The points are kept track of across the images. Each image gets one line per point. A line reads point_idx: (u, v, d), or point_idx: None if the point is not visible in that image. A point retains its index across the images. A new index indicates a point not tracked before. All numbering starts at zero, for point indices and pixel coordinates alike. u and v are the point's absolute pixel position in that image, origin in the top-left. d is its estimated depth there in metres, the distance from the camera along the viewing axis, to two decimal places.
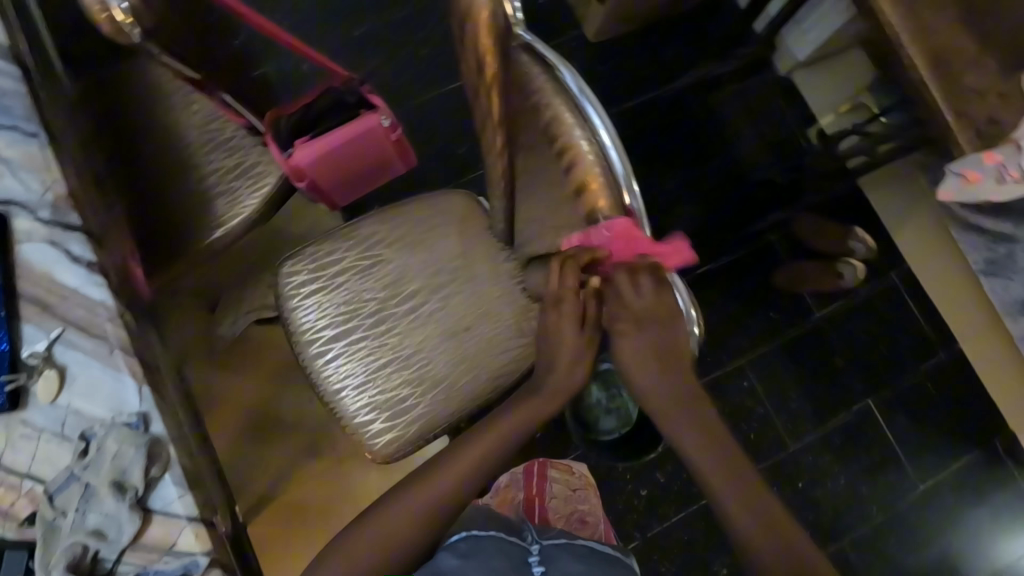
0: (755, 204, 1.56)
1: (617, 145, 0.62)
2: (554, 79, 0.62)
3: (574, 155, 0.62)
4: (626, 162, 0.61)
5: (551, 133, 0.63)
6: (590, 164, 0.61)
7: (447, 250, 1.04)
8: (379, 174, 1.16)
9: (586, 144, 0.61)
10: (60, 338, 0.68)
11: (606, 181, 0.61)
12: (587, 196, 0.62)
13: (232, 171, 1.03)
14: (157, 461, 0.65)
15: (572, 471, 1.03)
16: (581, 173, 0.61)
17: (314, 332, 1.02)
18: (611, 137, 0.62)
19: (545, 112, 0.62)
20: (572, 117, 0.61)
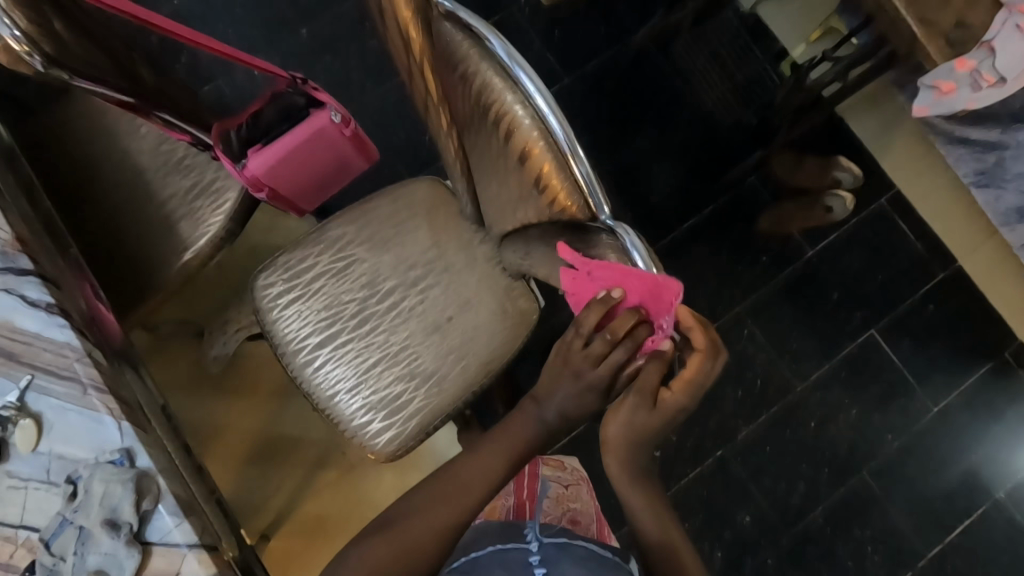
0: (732, 147, 1.54)
1: (555, 107, 0.56)
2: (479, 44, 0.58)
3: (512, 123, 0.59)
4: (566, 126, 0.56)
5: (487, 103, 0.60)
6: (528, 130, 0.57)
7: (418, 241, 1.02)
8: (343, 174, 1.14)
9: (522, 110, 0.57)
10: (32, 386, 0.66)
11: (548, 147, 0.57)
12: (533, 162, 0.59)
13: (191, 192, 1.00)
14: (148, 495, 0.64)
15: (565, 465, 0.91)
16: (522, 141, 0.58)
17: (299, 342, 1.01)
18: (549, 100, 0.56)
19: (476, 81, 0.59)
20: (502, 83, 0.57)
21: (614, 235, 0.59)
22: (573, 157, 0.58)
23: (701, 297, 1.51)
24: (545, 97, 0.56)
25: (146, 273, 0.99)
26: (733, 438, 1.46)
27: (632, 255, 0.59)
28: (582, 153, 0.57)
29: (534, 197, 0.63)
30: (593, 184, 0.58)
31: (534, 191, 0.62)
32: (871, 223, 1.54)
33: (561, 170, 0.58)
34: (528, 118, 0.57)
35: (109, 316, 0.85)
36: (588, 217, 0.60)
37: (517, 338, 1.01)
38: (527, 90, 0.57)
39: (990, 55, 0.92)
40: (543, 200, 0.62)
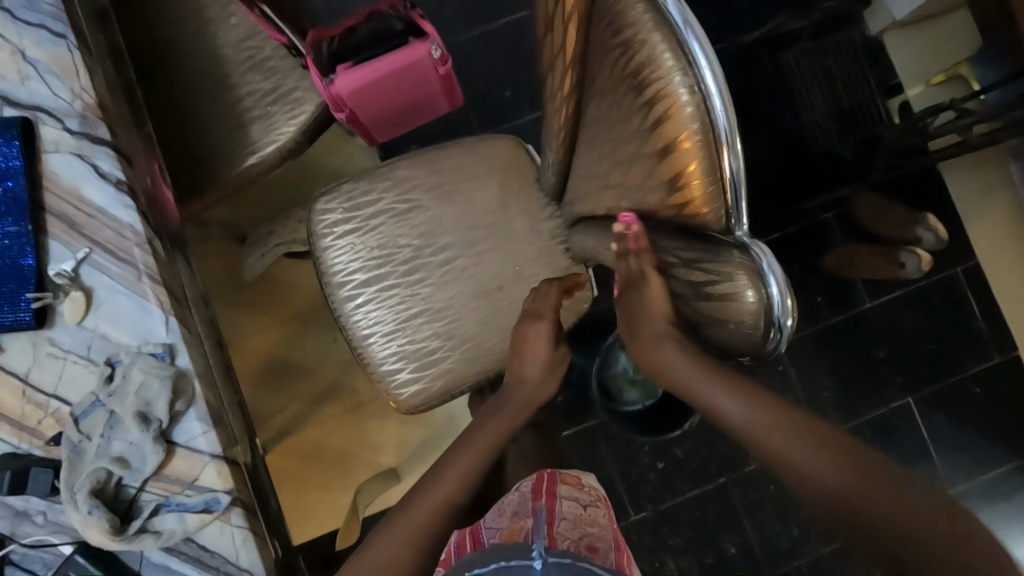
0: (822, 180, 1.44)
1: (725, 93, 0.50)
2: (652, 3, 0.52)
3: (669, 107, 0.52)
4: (732, 116, 0.50)
5: (644, 74, 0.54)
6: (688, 120, 0.51)
7: (487, 201, 0.99)
8: (421, 113, 1.09)
9: (687, 95, 0.51)
10: (87, 260, 0.65)
11: (703, 143, 0.51)
12: (677, 157, 0.54)
13: (269, 94, 0.96)
14: (182, 396, 0.63)
15: (582, 484, 0.75)
16: (675, 130, 0.52)
17: (345, 275, 0.98)
18: (720, 84, 0.50)
19: (641, 50, 0.53)
20: (672, 58, 0.51)
21: (749, 254, 0.52)
22: (724, 165, 0.52)
23: None
24: (716, 85, 0.50)
25: (208, 167, 0.96)
26: (740, 468, 1.43)
27: (768, 279, 0.51)
28: (740, 149, 0.51)
29: (660, 190, 0.58)
30: (738, 185, 0.52)
31: (663, 184, 0.57)
32: (939, 290, 1.46)
33: (699, 170, 0.53)
34: (690, 104, 0.51)
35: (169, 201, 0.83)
36: (720, 228, 0.55)
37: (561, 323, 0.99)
38: (698, 67, 0.51)
39: None
40: (674, 196, 0.56)
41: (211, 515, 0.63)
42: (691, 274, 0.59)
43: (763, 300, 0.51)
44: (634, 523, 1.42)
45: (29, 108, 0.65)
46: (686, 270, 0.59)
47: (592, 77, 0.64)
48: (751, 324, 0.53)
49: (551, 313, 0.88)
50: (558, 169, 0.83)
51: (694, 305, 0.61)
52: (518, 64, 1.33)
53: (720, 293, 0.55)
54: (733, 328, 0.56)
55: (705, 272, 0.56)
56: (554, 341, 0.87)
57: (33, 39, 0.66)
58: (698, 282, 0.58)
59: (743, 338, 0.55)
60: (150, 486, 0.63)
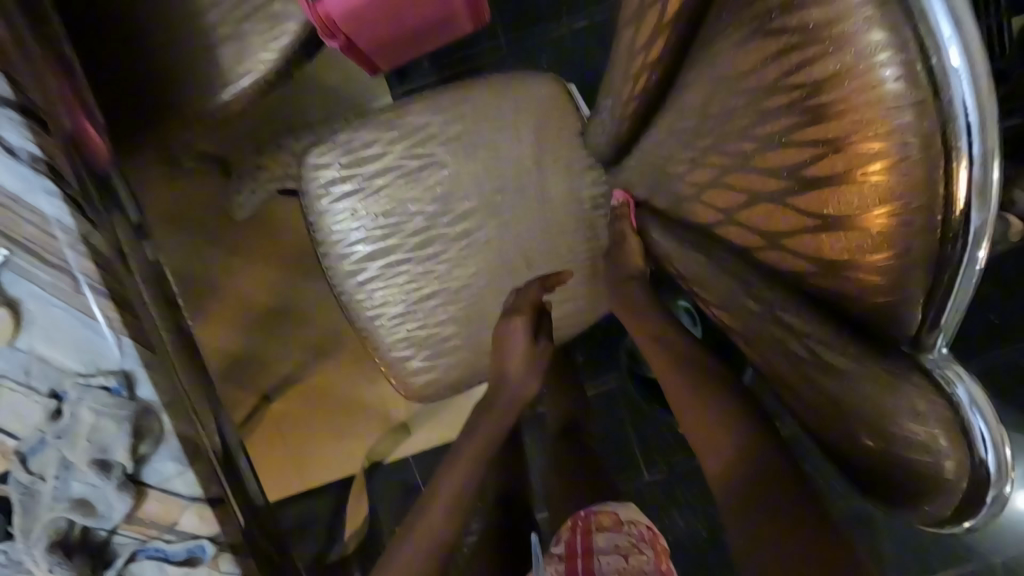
0: None
1: (986, 83, 0.27)
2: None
3: (844, 114, 0.33)
4: (993, 138, 0.28)
5: (801, 64, 0.35)
6: (899, 175, 0.31)
7: (518, 159, 0.80)
8: (440, 33, 0.85)
9: (905, 117, 0.30)
10: (8, 264, 0.50)
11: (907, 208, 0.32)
12: (862, 236, 0.35)
13: (239, 8, 0.74)
14: (148, 437, 0.52)
15: (620, 522, 0.65)
16: (857, 197, 0.34)
17: (346, 246, 0.82)
18: (972, 69, 0.27)
19: (808, 16, 0.33)
20: (882, 39, 0.29)
21: (932, 381, 0.33)
22: (956, 228, 0.30)
23: None
24: (973, 91, 0.27)
25: (168, 103, 0.76)
26: None
27: (970, 420, 0.32)
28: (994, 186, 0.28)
29: (805, 263, 0.40)
30: (971, 250, 0.30)
31: (818, 262, 0.39)
32: None
33: (897, 241, 0.33)
34: (915, 138, 0.30)
35: (98, 141, 0.62)
36: (900, 329, 0.35)
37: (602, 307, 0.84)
38: (938, 39, 0.28)
39: None
40: (835, 281, 0.38)
41: (199, 561, 0.56)
42: (823, 381, 0.41)
43: (960, 450, 0.33)
44: (647, 485, 1.34)
45: None
46: (822, 377, 0.41)
47: (701, 37, 0.45)
48: (937, 467, 0.35)
49: (529, 306, 0.75)
50: (617, 136, 0.64)
51: (828, 419, 0.43)
52: None
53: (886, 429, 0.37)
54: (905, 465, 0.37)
55: (857, 391, 0.38)
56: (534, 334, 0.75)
57: None
58: (833, 394, 0.40)
59: (916, 480, 0.37)
60: (123, 530, 0.54)
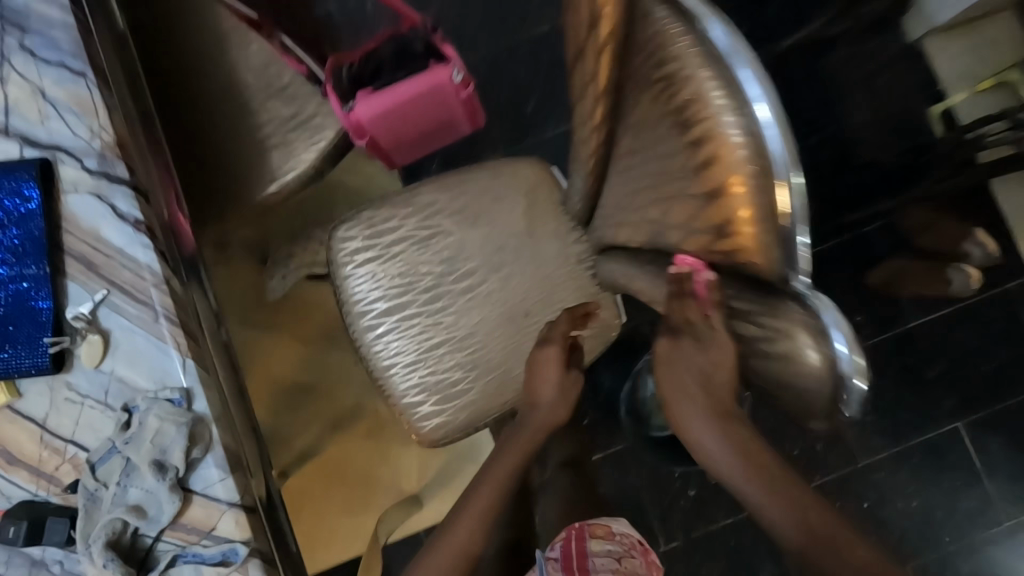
0: (863, 192, 1.39)
1: (780, 122, 0.46)
2: (698, 36, 0.50)
3: (713, 137, 0.49)
4: (790, 150, 0.46)
5: (688, 114, 0.51)
6: (740, 162, 0.48)
7: (512, 226, 0.95)
8: (443, 136, 1.06)
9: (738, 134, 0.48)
10: (105, 301, 0.63)
11: (759, 187, 0.47)
12: (725, 203, 0.50)
13: (289, 122, 0.94)
14: (199, 443, 0.61)
15: (613, 532, 0.70)
16: (725, 173, 0.49)
17: (366, 304, 0.95)
18: (774, 114, 0.46)
19: (684, 84, 0.51)
20: (722, 95, 0.48)
21: (806, 306, 0.47)
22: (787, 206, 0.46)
23: None
24: (773, 121, 0.46)
25: (228, 194, 0.94)
26: None
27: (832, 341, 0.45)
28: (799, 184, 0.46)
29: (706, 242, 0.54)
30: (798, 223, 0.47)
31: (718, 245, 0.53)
32: (987, 304, 1.39)
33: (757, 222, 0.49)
34: (748, 151, 0.47)
35: (184, 230, 0.80)
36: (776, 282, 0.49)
37: (594, 349, 0.94)
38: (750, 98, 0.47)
39: None
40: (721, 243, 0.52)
41: (229, 566, 0.61)
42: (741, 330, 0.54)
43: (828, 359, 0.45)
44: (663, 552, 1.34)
45: (49, 148, 0.64)
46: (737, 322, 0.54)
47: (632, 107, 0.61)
48: (817, 386, 0.46)
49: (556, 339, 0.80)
50: (587, 195, 0.79)
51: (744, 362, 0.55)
52: (544, 78, 1.30)
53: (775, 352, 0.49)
54: (796, 390, 0.49)
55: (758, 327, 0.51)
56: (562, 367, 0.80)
57: (53, 79, 0.65)
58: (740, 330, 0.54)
59: (807, 402, 0.48)
60: (167, 536, 0.61)
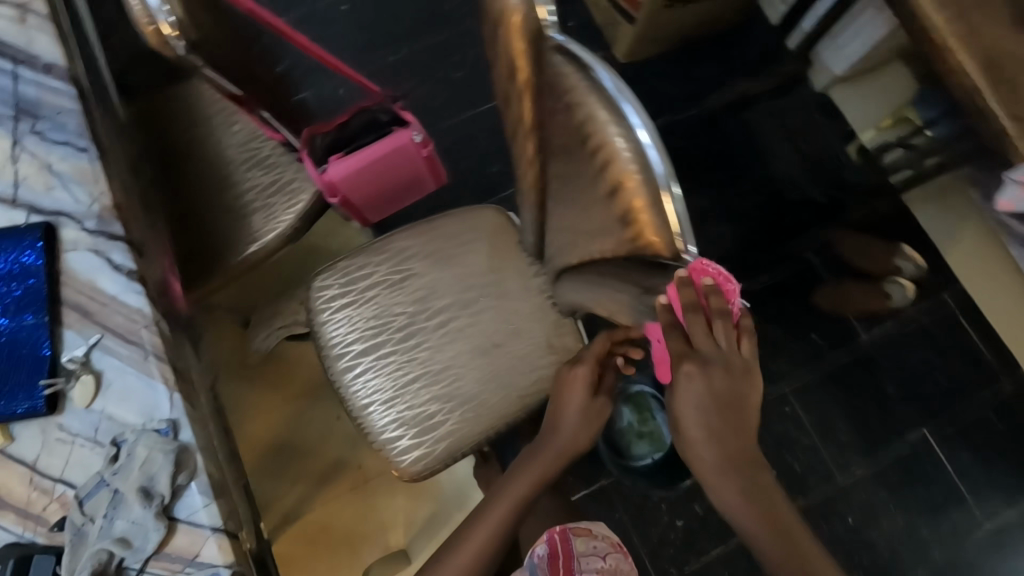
0: (799, 222, 1.53)
1: (658, 145, 0.55)
2: (588, 78, 0.57)
3: (610, 155, 0.57)
4: (667, 163, 0.54)
5: (591, 143, 0.58)
6: (626, 163, 0.56)
7: (478, 265, 1.02)
8: (410, 193, 1.19)
9: (623, 142, 0.56)
10: (98, 345, 0.69)
11: (644, 181, 0.55)
12: (623, 197, 0.57)
13: (269, 188, 1.04)
14: (184, 469, 0.65)
15: (595, 532, 0.82)
16: (618, 173, 0.56)
17: (344, 346, 1.02)
18: (653, 138, 0.55)
19: (581, 112, 0.57)
20: (612, 123, 0.56)
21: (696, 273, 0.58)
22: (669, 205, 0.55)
23: None
24: (651, 142, 0.55)
25: (212, 254, 1.03)
26: None
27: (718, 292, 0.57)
28: (677, 194, 0.55)
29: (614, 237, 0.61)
30: (682, 226, 0.56)
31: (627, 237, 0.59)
32: (930, 314, 1.48)
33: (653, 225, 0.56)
34: (636, 167, 0.55)
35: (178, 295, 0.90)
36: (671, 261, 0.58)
37: None
38: (633, 125, 0.56)
39: None
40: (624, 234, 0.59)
41: None
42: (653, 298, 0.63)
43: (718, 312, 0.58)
44: None
45: (51, 214, 0.72)
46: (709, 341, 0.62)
47: None
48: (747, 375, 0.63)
49: (591, 358, 0.84)
50: (534, 230, 0.87)
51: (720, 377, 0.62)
52: (501, 142, 1.45)
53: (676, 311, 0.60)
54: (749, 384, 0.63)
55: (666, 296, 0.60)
56: (592, 391, 0.83)
57: (59, 155, 0.74)
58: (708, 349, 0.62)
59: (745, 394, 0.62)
60: (151, 567, 0.63)
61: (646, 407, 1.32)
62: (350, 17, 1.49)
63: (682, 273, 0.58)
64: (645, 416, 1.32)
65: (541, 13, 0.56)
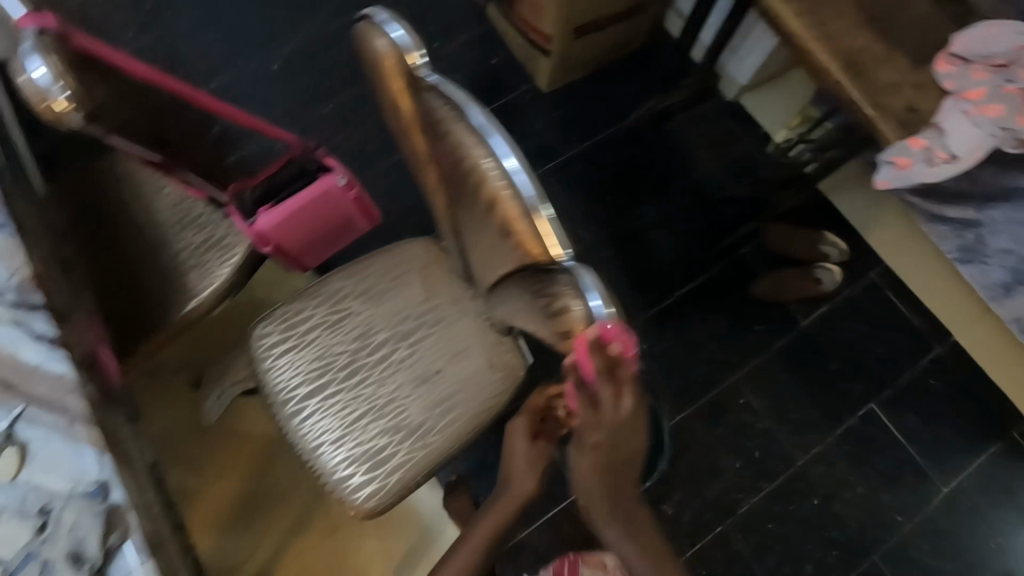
0: (728, 221, 1.60)
1: (524, 168, 0.61)
2: (458, 111, 0.62)
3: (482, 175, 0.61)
4: (534, 184, 0.60)
5: (465, 167, 0.63)
6: (496, 182, 0.61)
7: (414, 295, 1.06)
8: (344, 232, 1.22)
9: (491, 167, 0.61)
10: (22, 416, 0.69)
11: (514, 197, 0.60)
12: (499, 212, 0.62)
13: (201, 247, 1.05)
14: (116, 530, 0.65)
15: (603, 564, 1.04)
16: (490, 191, 0.61)
17: (289, 391, 1.02)
18: (518, 162, 0.61)
19: (453, 141, 0.63)
20: (481, 150, 0.61)
21: (572, 276, 0.61)
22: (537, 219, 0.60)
23: (695, 367, 1.52)
24: (517, 166, 0.60)
25: (149, 318, 1.03)
26: (734, 513, 1.44)
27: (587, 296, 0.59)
28: (549, 213, 0.60)
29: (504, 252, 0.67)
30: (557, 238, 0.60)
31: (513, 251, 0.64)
32: (860, 293, 1.56)
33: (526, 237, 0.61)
34: (505, 187, 0.60)
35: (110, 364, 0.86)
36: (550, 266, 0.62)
37: (509, 390, 1.02)
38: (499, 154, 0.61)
39: (941, 135, 0.91)
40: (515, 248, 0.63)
41: None
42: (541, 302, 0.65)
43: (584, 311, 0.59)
44: None
45: None
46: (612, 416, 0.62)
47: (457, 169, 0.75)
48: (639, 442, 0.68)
49: (530, 409, 0.83)
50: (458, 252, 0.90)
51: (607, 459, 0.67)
52: None
53: (556, 309, 0.62)
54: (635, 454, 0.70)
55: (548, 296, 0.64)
56: (533, 438, 0.84)
57: None
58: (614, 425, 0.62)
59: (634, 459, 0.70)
60: None
61: None
62: (281, 76, 1.56)
63: (593, 331, 0.57)
64: None
65: (410, 58, 0.62)
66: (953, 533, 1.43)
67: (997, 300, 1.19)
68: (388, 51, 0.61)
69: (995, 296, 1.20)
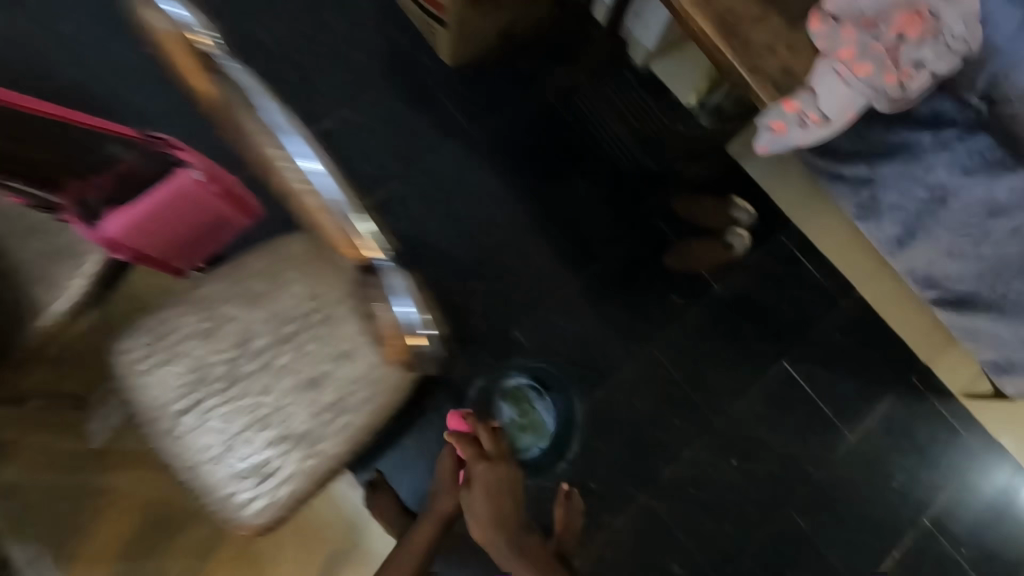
0: (639, 192, 1.58)
1: (322, 169, 0.69)
2: (253, 105, 0.68)
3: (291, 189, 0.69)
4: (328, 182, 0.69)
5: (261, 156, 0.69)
6: (291, 176, 0.68)
7: (294, 295, 0.98)
8: (218, 229, 1.15)
9: (284, 161, 0.68)
10: None
11: (309, 193, 0.68)
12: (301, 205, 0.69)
13: (46, 259, 0.94)
14: None
15: None
16: (283, 182, 0.68)
17: (163, 409, 0.95)
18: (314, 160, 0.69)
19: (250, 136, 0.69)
20: (277, 146, 0.68)
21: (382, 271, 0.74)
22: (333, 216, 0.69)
23: (615, 343, 1.52)
24: (315, 166, 0.69)
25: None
26: (657, 481, 1.47)
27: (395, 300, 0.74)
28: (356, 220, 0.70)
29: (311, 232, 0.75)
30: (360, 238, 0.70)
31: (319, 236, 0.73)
32: (771, 259, 1.56)
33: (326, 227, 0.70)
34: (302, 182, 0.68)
35: None
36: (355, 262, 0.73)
37: (404, 388, 0.96)
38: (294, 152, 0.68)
39: (813, 97, 0.91)
40: None
41: None
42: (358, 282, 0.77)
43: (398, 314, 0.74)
44: None
45: None
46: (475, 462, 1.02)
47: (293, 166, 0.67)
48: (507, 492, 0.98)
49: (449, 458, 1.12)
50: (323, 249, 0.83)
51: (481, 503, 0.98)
52: None
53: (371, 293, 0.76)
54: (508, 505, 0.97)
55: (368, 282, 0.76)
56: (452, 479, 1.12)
57: None
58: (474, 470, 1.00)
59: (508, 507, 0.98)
60: None
61: (523, 401, 1.46)
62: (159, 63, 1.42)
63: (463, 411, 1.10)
64: (523, 408, 1.46)
65: (197, 39, 0.67)
66: (862, 480, 1.51)
67: (893, 255, 1.19)
68: (168, 30, 0.67)
69: (892, 252, 1.19)
